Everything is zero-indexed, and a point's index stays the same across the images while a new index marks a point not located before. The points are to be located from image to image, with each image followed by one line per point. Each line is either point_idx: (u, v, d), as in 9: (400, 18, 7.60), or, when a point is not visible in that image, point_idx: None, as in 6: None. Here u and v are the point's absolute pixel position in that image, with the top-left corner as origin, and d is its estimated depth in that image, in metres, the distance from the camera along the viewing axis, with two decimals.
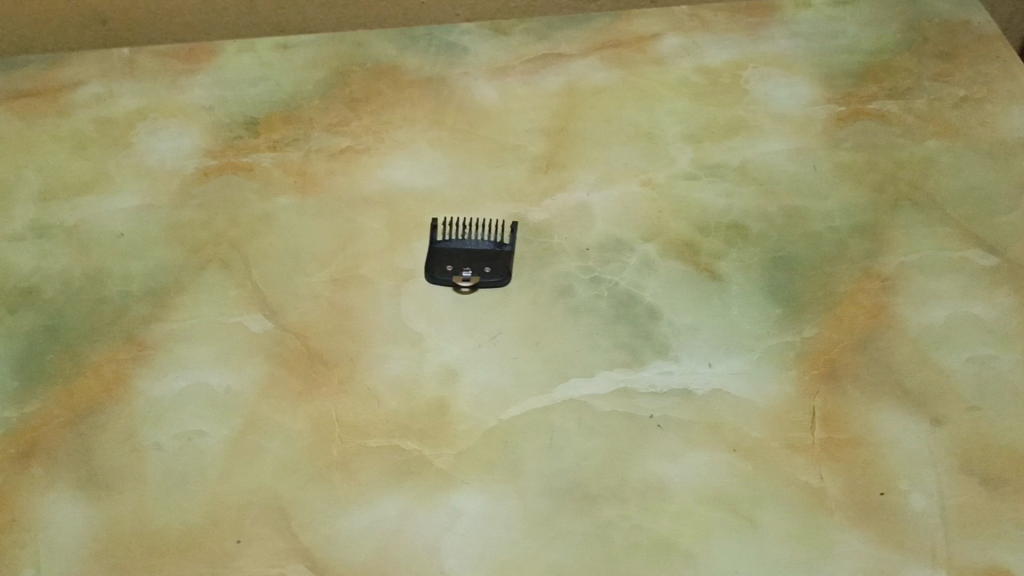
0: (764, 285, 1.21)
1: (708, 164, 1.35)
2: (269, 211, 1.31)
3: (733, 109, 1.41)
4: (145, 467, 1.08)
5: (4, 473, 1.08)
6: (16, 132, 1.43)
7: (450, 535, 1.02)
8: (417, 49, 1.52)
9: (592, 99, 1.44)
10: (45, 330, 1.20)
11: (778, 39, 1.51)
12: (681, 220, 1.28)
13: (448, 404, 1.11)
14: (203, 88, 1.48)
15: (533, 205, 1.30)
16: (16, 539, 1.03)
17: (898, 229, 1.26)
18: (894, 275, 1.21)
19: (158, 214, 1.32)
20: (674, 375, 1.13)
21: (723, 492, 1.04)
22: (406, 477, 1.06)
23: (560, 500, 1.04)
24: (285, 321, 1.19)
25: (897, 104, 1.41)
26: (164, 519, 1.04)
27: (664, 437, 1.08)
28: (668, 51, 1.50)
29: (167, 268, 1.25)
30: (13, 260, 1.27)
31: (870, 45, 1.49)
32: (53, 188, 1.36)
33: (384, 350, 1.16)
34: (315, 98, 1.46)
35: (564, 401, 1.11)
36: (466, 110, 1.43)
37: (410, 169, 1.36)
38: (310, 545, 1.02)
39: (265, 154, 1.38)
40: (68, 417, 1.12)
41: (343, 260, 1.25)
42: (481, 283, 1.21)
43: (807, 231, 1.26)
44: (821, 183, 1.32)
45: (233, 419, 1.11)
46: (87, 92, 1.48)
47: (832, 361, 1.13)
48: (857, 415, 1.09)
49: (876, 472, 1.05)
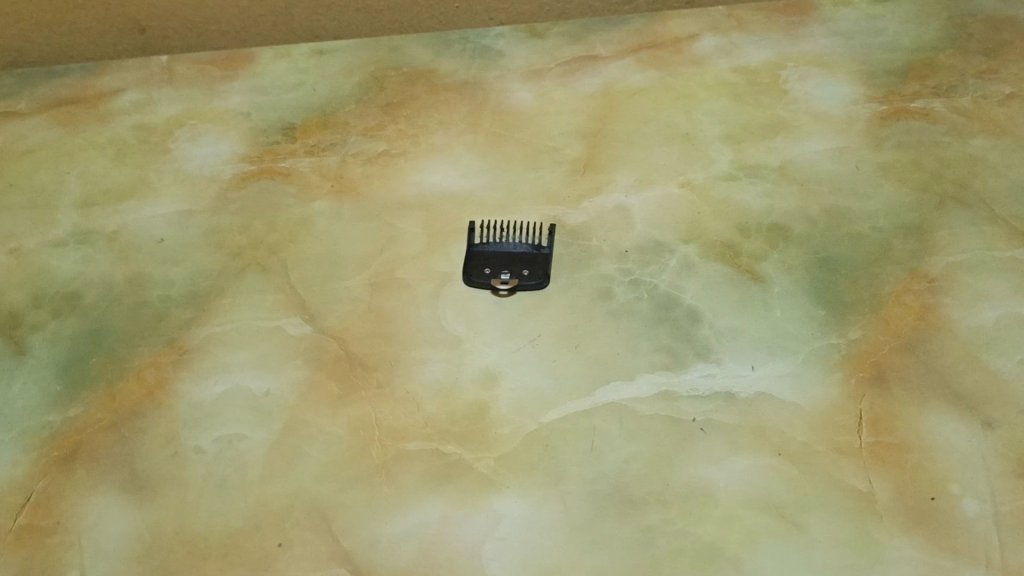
0: (808, 286, 1.19)
1: (748, 165, 1.33)
2: (307, 215, 1.31)
3: (772, 109, 1.39)
4: (186, 471, 1.08)
5: (48, 476, 1.09)
6: (58, 140, 1.45)
7: (492, 540, 1.01)
8: (452, 53, 1.52)
9: (629, 101, 1.42)
10: (87, 334, 1.20)
11: (817, 38, 1.49)
12: (721, 222, 1.26)
13: (487, 407, 1.10)
14: (240, 94, 1.49)
15: (571, 207, 1.29)
16: (60, 542, 1.04)
17: (945, 229, 1.24)
18: (942, 275, 1.19)
19: (196, 219, 1.32)
20: (716, 378, 1.11)
21: (769, 497, 1.02)
22: (447, 480, 1.05)
23: (602, 504, 1.03)
24: (324, 325, 1.19)
25: (941, 102, 1.38)
26: (206, 522, 1.04)
27: (707, 441, 1.06)
28: (705, 52, 1.48)
29: (207, 273, 1.26)
30: (56, 265, 1.29)
31: (912, 42, 1.46)
32: (94, 194, 1.37)
33: (423, 354, 1.16)
34: (351, 104, 1.46)
35: (605, 405, 1.10)
36: (502, 113, 1.43)
37: (446, 172, 1.35)
38: (352, 549, 1.01)
39: (302, 159, 1.39)
40: (111, 421, 1.12)
41: (380, 264, 1.25)
42: (520, 285, 1.20)
43: (850, 231, 1.24)
44: (864, 183, 1.29)
45: (274, 422, 1.11)
46: (127, 99, 1.49)
47: (879, 363, 1.11)
48: (906, 418, 1.07)
49: (926, 477, 1.02)
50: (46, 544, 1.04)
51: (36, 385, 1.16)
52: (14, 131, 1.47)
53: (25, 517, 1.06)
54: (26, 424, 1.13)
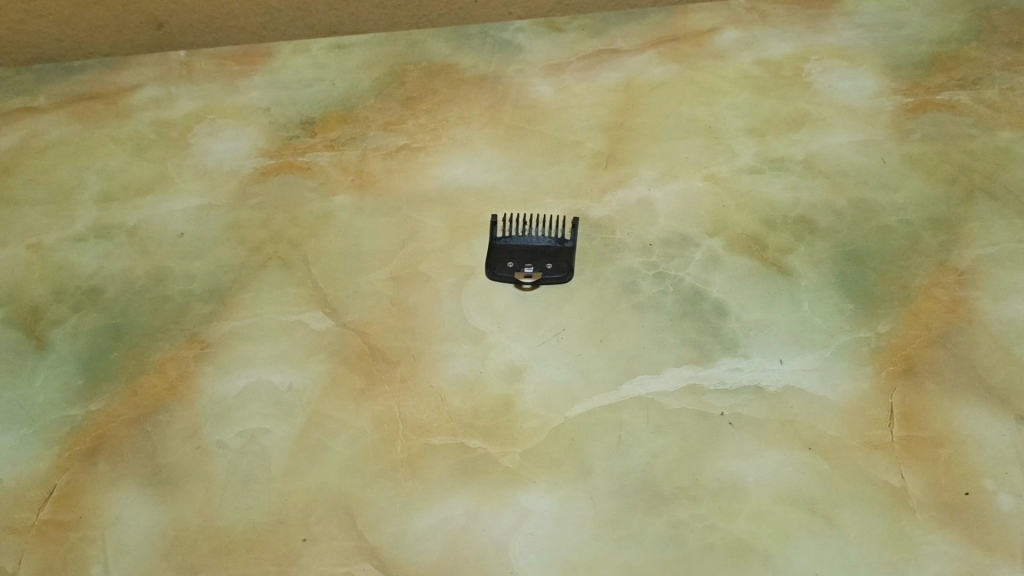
0: (835, 280, 1.17)
1: (772, 158, 1.31)
2: (328, 209, 1.30)
3: (796, 102, 1.38)
4: (210, 465, 1.07)
5: (70, 471, 1.08)
6: (77, 135, 1.44)
7: (519, 535, 1.00)
8: (471, 47, 1.51)
9: (651, 95, 1.41)
10: (108, 329, 1.20)
11: (840, 31, 1.47)
12: (746, 215, 1.25)
13: (513, 401, 1.09)
14: (259, 89, 1.48)
15: (594, 201, 1.28)
16: (83, 537, 1.03)
17: (974, 221, 1.22)
18: (972, 268, 1.17)
19: (217, 213, 1.32)
20: (744, 372, 1.10)
21: (800, 492, 1.01)
22: (473, 475, 1.04)
23: (631, 499, 1.01)
24: (346, 319, 1.18)
25: (967, 94, 1.37)
26: (230, 517, 1.03)
27: (736, 435, 1.05)
28: (727, 45, 1.47)
29: (228, 267, 1.25)
30: (76, 260, 1.28)
31: (937, 35, 1.45)
32: (114, 189, 1.36)
33: (447, 348, 1.15)
34: (371, 98, 1.45)
35: (632, 399, 1.08)
36: (523, 107, 1.42)
37: (468, 166, 1.34)
38: (377, 544, 1.00)
39: (322, 154, 1.38)
40: (133, 416, 1.12)
41: (402, 258, 1.24)
42: (544, 279, 1.19)
43: (878, 224, 1.23)
44: (890, 175, 1.28)
45: (297, 417, 1.10)
46: (146, 95, 1.49)
47: (909, 357, 1.10)
48: (938, 412, 1.05)
49: (960, 471, 1.01)
50: (69, 539, 1.03)
51: (58, 380, 1.15)
52: (32, 126, 1.46)
53: (47, 512, 1.05)
54: (47, 419, 1.12)
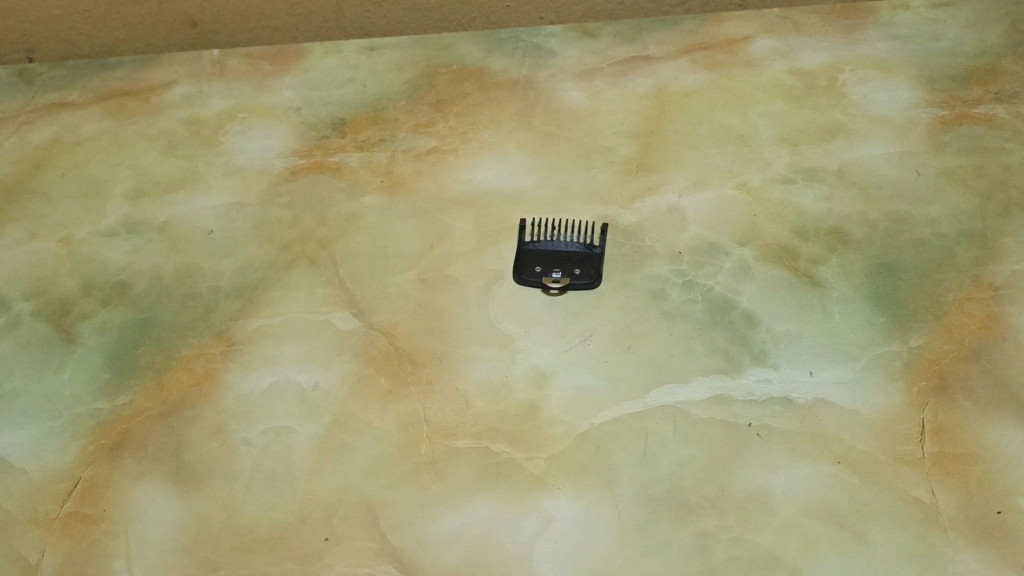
0: (867, 292, 1.16)
1: (805, 168, 1.30)
2: (356, 210, 1.30)
3: (830, 112, 1.37)
4: (234, 462, 1.07)
5: (95, 464, 1.08)
6: (109, 131, 1.45)
7: (543, 541, 0.99)
8: (503, 51, 1.51)
9: (683, 102, 1.40)
10: (136, 324, 1.20)
11: (875, 42, 1.46)
12: (778, 225, 1.24)
13: (538, 406, 1.09)
14: (291, 89, 1.48)
15: (624, 207, 1.27)
16: (107, 531, 1.03)
17: (1010, 236, 1.20)
18: (1007, 284, 1.15)
19: (246, 212, 1.32)
20: (773, 383, 1.08)
21: (828, 506, 0.99)
22: (497, 480, 1.03)
23: (656, 509, 1.00)
24: (373, 320, 1.18)
25: (1004, 108, 1.35)
26: (253, 515, 1.03)
27: (764, 447, 1.04)
28: (760, 54, 1.46)
29: (256, 265, 1.25)
30: (106, 255, 1.29)
31: (974, 48, 1.43)
32: (145, 185, 1.37)
33: (473, 351, 1.14)
34: (401, 100, 1.45)
35: (658, 407, 1.07)
36: (554, 112, 1.41)
37: (497, 170, 1.34)
38: (400, 546, 1.00)
39: (352, 154, 1.38)
40: (158, 410, 1.12)
41: (430, 260, 1.24)
42: (572, 284, 1.18)
43: (912, 237, 1.21)
44: (925, 188, 1.26)
45: (322, 416, 1.10)
46: (178, 92, 1.50)
47: (942, 372, 1.08)
48: (970, 428, 1.04)
49: (992, 489, 0.99)
50: (92, 532, 1.03)
51: (85, 374, 1.16)
52: (65, 122, 1.47)
53: (71, 504, 1.05)
54: (74, 411, 1.12)
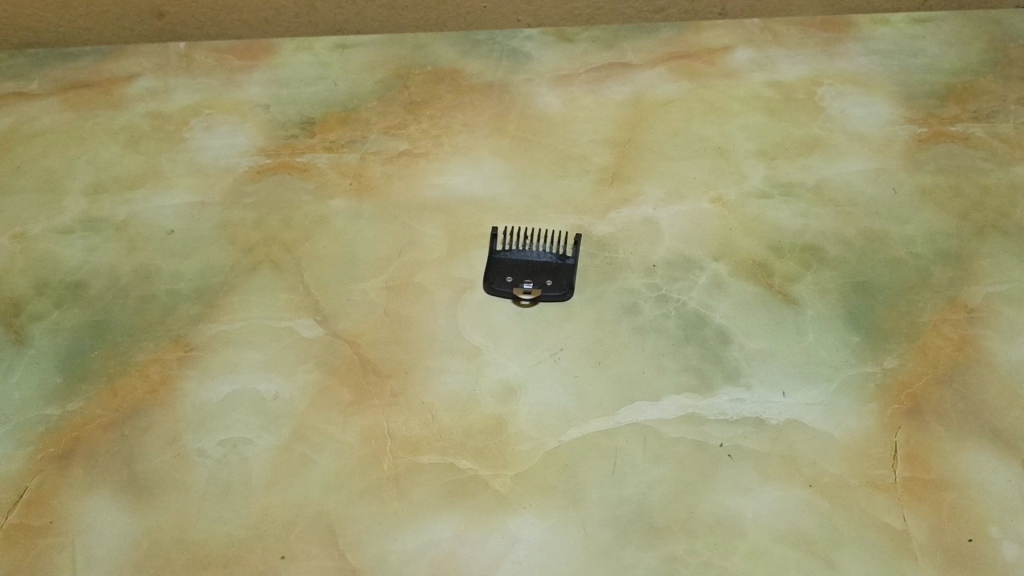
0: (842, 311, 1.14)
1: (782, 182, 1.28)
2: (324, 213, 1.27)
3: (808, 126, 1.35)
4: (188, 474, 1.03)
5: (42, 473, 1.03)
6: (68, 123, 1.40)
7: (507, 563, 0.96)
8: (478, 54, 1.48)
9: (660, 112, 1.38)
10: (90, 327, 1.16)
11: (854, 56, 1.45)
12: (753, 240, 1.22)
13: (506, 422, 1.06)
14: (259, 86, 1.44)
15: (598, 218, 1.25)
16: (53, 544, 0.98)
17: (985, 257, 1.19)
18: (982, 306, 1.14)
19: (209, 212, 1.28)
20: (746, 403, 1.06)
21: (799, 530, 0.97)
22: (461, 497, 1.00)
23: (624, 530, 0.98)
24: (338, 328, 1.14)
25: (982, 127, 1.34)
26: (207, 530, 0.99)
27: (735, 468, 1.02)
28: (739, 65, 1.44)
29: (218, 268, 1.21)
30: (61, 253, 1.24)
31: (952, 65, 1.43)
32: (104, 181, 1.32)
33: (440, 363, 1.11)
34: (373, 100, 1.42)
35: (629, 425, 1.05)
36: (529, 118, 1.38)
37: (469, 176, 1.31)
38: (359, 565, 0.96)
39: (320, 155, 1.34)
40: (111, 418, 1.08)
41: (398, 267, 1.20)
42: (543, 296, 1.15)
43: (886, 257, 1.20)
44: (901, 207, 1.25)
45: (282, 427, 1.06)
46: (142, 85, 1.45)
47: (916, 396, 1.07)
48: (942, 453, 1.02)
49: (963, 517, 0.98)
50: (37, 545, 0.98)
51: (35, 378, 1.11)
52: (24, 112, 1.41)
53: (16, 515, 1.00)
54: (21, 417, 1.08)
